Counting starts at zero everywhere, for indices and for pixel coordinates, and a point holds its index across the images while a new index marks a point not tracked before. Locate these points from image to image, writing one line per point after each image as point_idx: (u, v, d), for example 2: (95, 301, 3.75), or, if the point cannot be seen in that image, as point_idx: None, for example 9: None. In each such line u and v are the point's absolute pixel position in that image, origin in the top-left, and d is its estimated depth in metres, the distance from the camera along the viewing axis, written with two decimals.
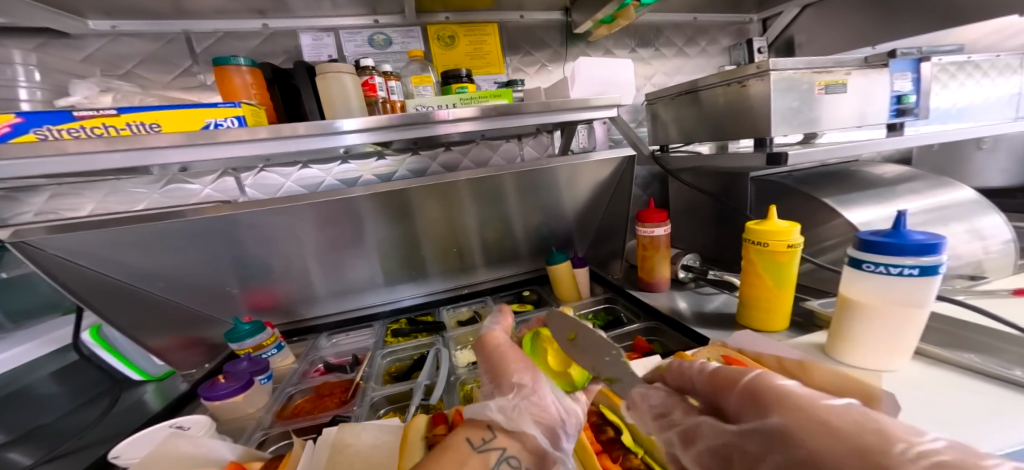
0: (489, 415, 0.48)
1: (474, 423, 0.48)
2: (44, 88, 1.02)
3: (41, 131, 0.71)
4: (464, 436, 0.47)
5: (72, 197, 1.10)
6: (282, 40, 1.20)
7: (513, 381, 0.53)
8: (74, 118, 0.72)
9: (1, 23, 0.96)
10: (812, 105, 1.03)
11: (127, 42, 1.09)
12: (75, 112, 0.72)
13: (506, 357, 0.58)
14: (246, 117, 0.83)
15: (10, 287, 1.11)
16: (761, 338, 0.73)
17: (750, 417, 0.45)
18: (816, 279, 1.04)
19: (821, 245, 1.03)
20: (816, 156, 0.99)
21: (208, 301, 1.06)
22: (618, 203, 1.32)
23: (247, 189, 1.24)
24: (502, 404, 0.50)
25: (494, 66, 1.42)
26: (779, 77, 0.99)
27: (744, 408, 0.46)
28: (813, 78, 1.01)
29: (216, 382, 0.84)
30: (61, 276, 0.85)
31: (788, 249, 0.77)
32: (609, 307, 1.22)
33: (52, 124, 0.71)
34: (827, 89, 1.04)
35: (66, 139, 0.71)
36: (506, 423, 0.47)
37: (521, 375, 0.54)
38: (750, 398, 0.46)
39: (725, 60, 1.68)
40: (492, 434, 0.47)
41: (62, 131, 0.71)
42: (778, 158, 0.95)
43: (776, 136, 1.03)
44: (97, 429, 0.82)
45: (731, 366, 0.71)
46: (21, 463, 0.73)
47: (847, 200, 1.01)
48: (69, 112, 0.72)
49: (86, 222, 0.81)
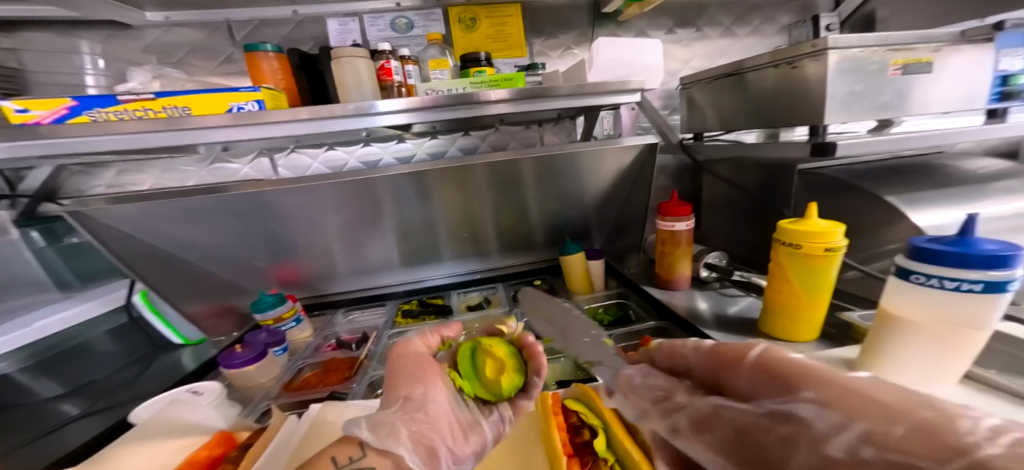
0: (364, 432, 0.53)
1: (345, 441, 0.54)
2: (107, 74, 1.15)
3: (92, 114, 0.77)
4: (331, 449, 0.52)
5: (136, 173, 1.22)
6: (310, 27, 1.24)
7: (403, 395, 0.62)
8: (118, 102, 0.78)
9: (75, 16, 1.07)
10: (881, 87, 0.88)
11: (179, 32, 1.17)
12: (118, 96, 0.78)
13: (405, 365, 0.67)
14: (265, 101, 0.85)
15: None
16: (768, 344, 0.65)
17: (761, 395, 0.46)
18: (861, 287, 0.92)
19: (881, 249, 0.89)
20: (880, 147, 0.85)
21: (239, 271, 1.14)
22: (639, 195, 1.23)
23: (279, 169, 1.31)
24: (374, 421, 0.55)
25: (516, 48, 1.37)
26: (840, 57, 0.85)
27: (759, 387, 0.46)
28: (886, 57, 0.86)
29: (234, 350, 0.90)
30: (110, 243, 0.96)
31: (828, 253, 0.62)
32: (621, 303, 1.16)
33: (100, 107, 0.77)
34: (905, 70, 0.88)
35: (114, 121, 0.77)
36: (378, 441, 0.53)
37: (410, 389, 0.63)
38: (759, 378, 0.46)
39: (784, 39, 1.49)
40: (360, 446, 0.53)
41: (108, 113, 0.78)
42: (825, 148, 0.83)
43: (831, 124, 0.89)
44: (133, 387, 0.91)
45: None
46: (69, 410, 0.83)
47: (921, 198, 0.86)
48: (114, 96, 0.78)
49: (137, 196, 0.90)
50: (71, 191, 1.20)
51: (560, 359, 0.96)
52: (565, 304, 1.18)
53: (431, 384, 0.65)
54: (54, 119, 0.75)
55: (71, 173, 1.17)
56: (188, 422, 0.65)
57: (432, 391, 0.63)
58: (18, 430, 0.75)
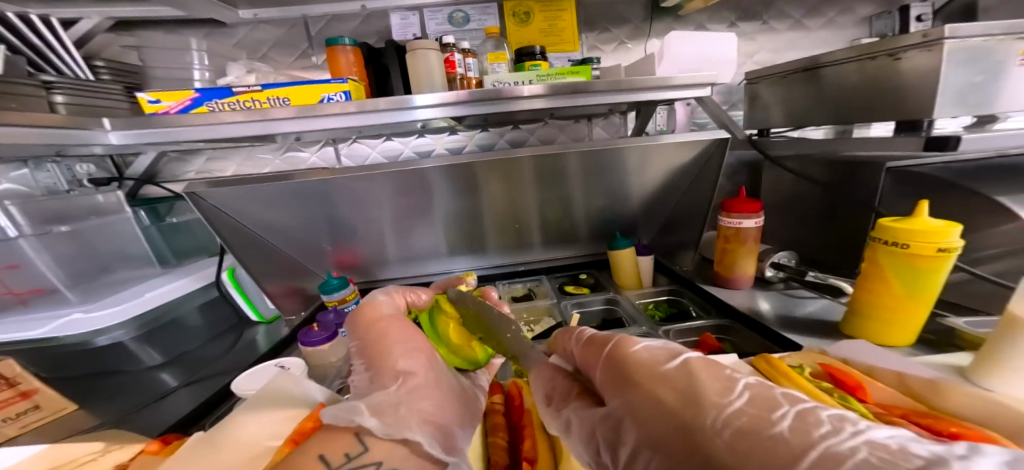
0: (362, 419, 0.48)
1: (342, 430, 0.47)
2: (210, 69, 1.11)
3: (211, 104, 0.83)
4: (326, 447, 0.45)
5: (222, 160, 1.32)
6: (376, 21, 1.27)
7: (399, 370, 0.59)
8: (233, 93, 0.83)
9: (181, 16, 1.15)
10: (999, 82, 0.81)
11: (265, 28, 1.23)
12: (233, 88, 0.83)
13: (387, 335, 0.65)
14: (351, 92, 0.89)
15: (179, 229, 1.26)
16: (873, 349, 0.60)
17: (610, 392, 0.48)
18: (964, 295, 0.86)
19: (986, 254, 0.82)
20: (1002, 143, 0.77)
21: (307, 254, 1.21)
22: (699, 191, 1.20)
23: (342, 158, 1.38)
24: (374, 407, 0.51)
25: (569, 43, 1.35)
26: (956, 47, 0.78)
27: (607, 383, 0.49)
28: (1013, 46, 0.80)
29: (311, 329, 0.96)
30: (214, 222, 1.04)
31: (940, 253, 0.61)
32: (674, 300, 1.16)
33: (218, 99, 0.83)
34: None
35: (228, 111, 0.83)
36: (387, 428, 0.47)
37: (406, 363, 0.60)
38: (610, 371, 0.49)
39: (862, 32, 1.40)
40: (365, 440, 0.46)
41: (225, 104, 0.84)
42: (945, 142, 0.76)
43: (938, 120, 0.83)
44: (222, 360, 0.97)
45: (830, 375, 0.54)
46: (168, 380, 0.89)
47: None
48: (229, 88, 0.83)
49: (229, 181, 0.98)
50: (167, 175, 1.30)
51: None
52: (615, 298, 1.18)
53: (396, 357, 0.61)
54: (181, 109, 0.81)
55: (169, 159, 1.27)
56: (292, 394, 0.62)
57: (420, 365, 0.61)
58: (125, 399, 0.81)
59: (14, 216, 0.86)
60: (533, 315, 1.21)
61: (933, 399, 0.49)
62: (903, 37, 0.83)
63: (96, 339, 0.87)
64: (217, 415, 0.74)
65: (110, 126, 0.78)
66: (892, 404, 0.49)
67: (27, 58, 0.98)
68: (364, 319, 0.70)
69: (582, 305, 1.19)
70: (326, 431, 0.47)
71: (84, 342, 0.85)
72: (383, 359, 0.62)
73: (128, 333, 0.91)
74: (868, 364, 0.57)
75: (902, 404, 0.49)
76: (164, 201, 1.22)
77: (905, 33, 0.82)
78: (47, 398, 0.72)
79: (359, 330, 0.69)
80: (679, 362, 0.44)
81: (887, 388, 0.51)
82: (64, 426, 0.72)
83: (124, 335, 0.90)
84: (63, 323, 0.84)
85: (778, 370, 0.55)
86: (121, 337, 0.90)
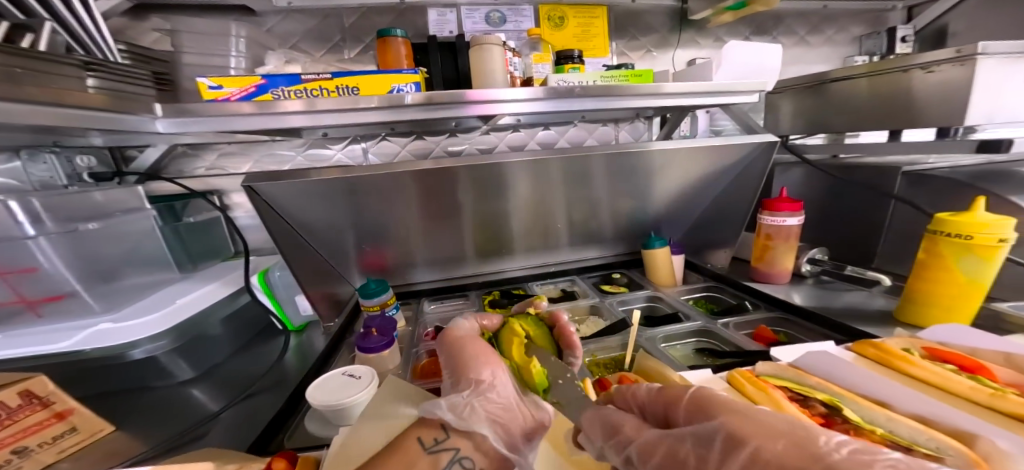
0: (443, 413, 0.45)
1: (428, 426, 0.45)
2: (247, 58, 1.03)
3: (276, 91, 0.80)
4: (416, 433, 0.45)
5: (237, 157, 1.21)
6: (412, 17, 1.24)
7: (471, 377, 0.53)
8: (301, 81, 0.80)
9: (210, 1, 1.09)
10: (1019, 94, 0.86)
11: (297, 19, 1.17)
12: (302, 75, 0.80)
13: (466, 349, 0.60)
14: (421, 84, 0.88)
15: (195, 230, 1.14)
16: (970, 333, 0.62)
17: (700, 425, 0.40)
18: None
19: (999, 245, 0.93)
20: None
21: (337, 257, 1.14)
22: (733, 193, 1.28)
23: (370, 156, 1.32)
24: (453, 402, 0.47)
25: (601, 49, 1.38)
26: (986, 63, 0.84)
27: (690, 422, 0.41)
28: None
29: (369, 334, 0.92)
30: (268, 220, 0.97)
31: (996, 244, 0.69)
32: (711, 295, 1.21)
33: (286, 85, 0.80)
34: None
35: (293, 99, 0.79)
36: (462, 424, 0.44)
37: (477, 371, 0.54)
38: (692, 410, 0.42)
39: (854, 50, 1.57)
40: (444, 431, 0.44)
41: (291, 92, 0.80)
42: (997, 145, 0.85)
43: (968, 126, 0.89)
44: (266, 376, 0.88)
45: (942, 358, 0.58)
46: (210, 401, 0.80)
47: None
48: (296, 76, 0.80)
49: (268, 175, 0.90)
50: (172, 173, 1.19)
51: (679, 346, 0.99)
52: (657, 296, 1.21)
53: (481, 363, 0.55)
54: (244, 97, 0.78)
55: (177, 155, 1.17)
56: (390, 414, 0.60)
57: (497, 374, 0.54)
58: (170, 423, 0.74)
59: (35, 212, 0.78)
60: (577, 314, 1.19)
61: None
62: (936, 53, 0.88)
63: (131, 352, 0.81)
64: (290, 433, 0.69)
65: (159, 113, 0.75)
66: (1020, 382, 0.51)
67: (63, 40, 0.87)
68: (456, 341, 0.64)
69: (625, 303, 1.20)
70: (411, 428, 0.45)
71: (117, 355, 0.79)
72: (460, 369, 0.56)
73: (164, 346, 0.85)
74: (969, 345, 0.59)
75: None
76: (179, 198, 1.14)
77: (939, 49, 0.88)
78: (85, 418, 0.64)
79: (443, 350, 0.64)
80: None
81: (1007, 370, 0.54)
82: (103, 450, 0.66)
83: (159, 348, 0.84)
84: (90, 334, 0.78)
85: (890, 353, 0.60)
86: (156, 350, 0.84)
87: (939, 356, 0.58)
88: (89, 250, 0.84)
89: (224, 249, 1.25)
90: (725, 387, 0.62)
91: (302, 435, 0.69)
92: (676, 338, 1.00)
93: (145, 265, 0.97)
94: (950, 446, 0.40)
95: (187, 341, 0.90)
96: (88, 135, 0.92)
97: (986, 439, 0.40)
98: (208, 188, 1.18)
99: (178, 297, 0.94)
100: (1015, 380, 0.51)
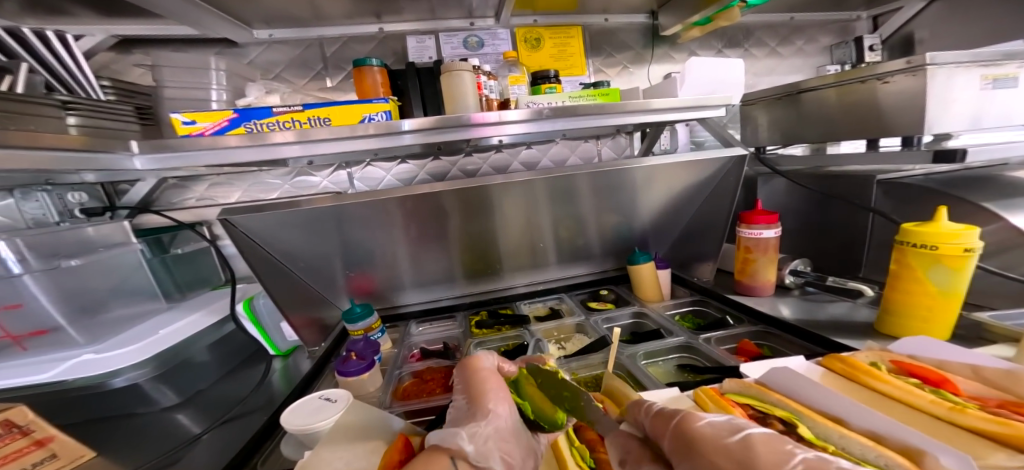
0: (461, 446, 0.49)
1: (440, 451, 0.49)
2: (228, 89, 1.11)
3: (249, 125, 0.84)
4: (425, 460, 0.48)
5: (226, 186, 1.28)
6: (392, 43, 1.30)
7: (489, 408, 0.56)
8: (272, 114, 0.84)
9: (194, 34, 1.17)
10: (974, 102, 0.89)
11: (279, 49, 1.25)
12: (273, 108, 0.84)
13: (486, 381, 0.62)
14: (391, 111, 0.91)
15: (183, 260, 1.19)
16: (937, 344, 0.66)
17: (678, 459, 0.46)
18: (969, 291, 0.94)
19: (983, 252, 0.91)
20: (1002, 152, 0.83)
21: (323, 283, 1.15)
22: (716, 204, 1.27)
23: (355, 181, 1.35)
24: (473, 432, 0.52)
25: (577, 67, 1.42)
26: (938, 73, 0.86)
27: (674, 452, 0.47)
28: (977, 71, 0.87)
29: (348, 359, 0.92)
30: (245, 253, 0.99)
31: (963, 253, 0.69)
32: (699, 309, 1.20)
33: (258, 119, 0.83)
34: (994, 84, 0.89)
35: (265, 131, 0.83)
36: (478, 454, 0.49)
37: (497, 404, 0.57)
38: (677, 440, 0.47)
39: (825, 59, 1.60)
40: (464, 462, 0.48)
41: (263, 125, 0.84)
42: (950, 155, 0.83)
43: (929, 133, 0.91)
44: (250, 398, 0.88)
45: (910, 371, 0.62)
46: (190, 428, 0.79)
47: (1017, 202, 0.88)
48: (269, 108, 0.84)
49: (244, 207, 0.91)
50: (162, 204, 1.25)
51: (660, 362, 0.98)
52: (642, 312, 1.20)
53: (484, 368, 0.66)
54: (218, 130, 0.82)
55: (168, 186, 1.24)
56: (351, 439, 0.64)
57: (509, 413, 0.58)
58: (149, 448, 0.73)
59: (21, 251, 0.81)
60: (563, 332, 1.18)
61: (1016, 387, 0.54)
62: (888, 64, 0.91)
63: (112, 380, 0.81)
64: (264, 456, 0.69)
65: (136, 150, 0.78)
66: (983, 395, 0.55)
67: (44, 79, 0.98)
68: (474, 370, 0.66)
69: (611, 320, 1.18)
70: (427, 453, 0.49)
71: (98, 384, 0.80)
72: (478, 391, 0.60)
73: (147, 373, 0.85)
74: (937, 358, 0.63)
75: (993, 396, 0.54)
76: (168, 230, 1.19)
77: (892, 60, 0.90)
78: (64, 445, 0.67)
79: (460, 376, 0.66)
80: (742, 436, 0.44)
81: (972, 382, 0.58)
82: None
83: (142, 376, 0.84)
84: (73, 364, 0.79)
85: (856, 366, 0.64)
86: (138, 377, 0.83)
87: (906, 370, 0.62)
88: (78, 283, 0.87)
89: (213, 278, 1.29)
90: (691, 404, 0.63)
91: (276, 457, 0.68)
92: (657, 354, 0.98)
93: (131, 296, 1.00)
94: (898, 464, 0.43)
95: (170, 367, 0.90)
96: (79, 174, 0.97)
97: (931, 457, 0.43)
98: (196, 218, 1.24)
99: (162, 328, 0.93)
100: (979, 394, 0.55)
